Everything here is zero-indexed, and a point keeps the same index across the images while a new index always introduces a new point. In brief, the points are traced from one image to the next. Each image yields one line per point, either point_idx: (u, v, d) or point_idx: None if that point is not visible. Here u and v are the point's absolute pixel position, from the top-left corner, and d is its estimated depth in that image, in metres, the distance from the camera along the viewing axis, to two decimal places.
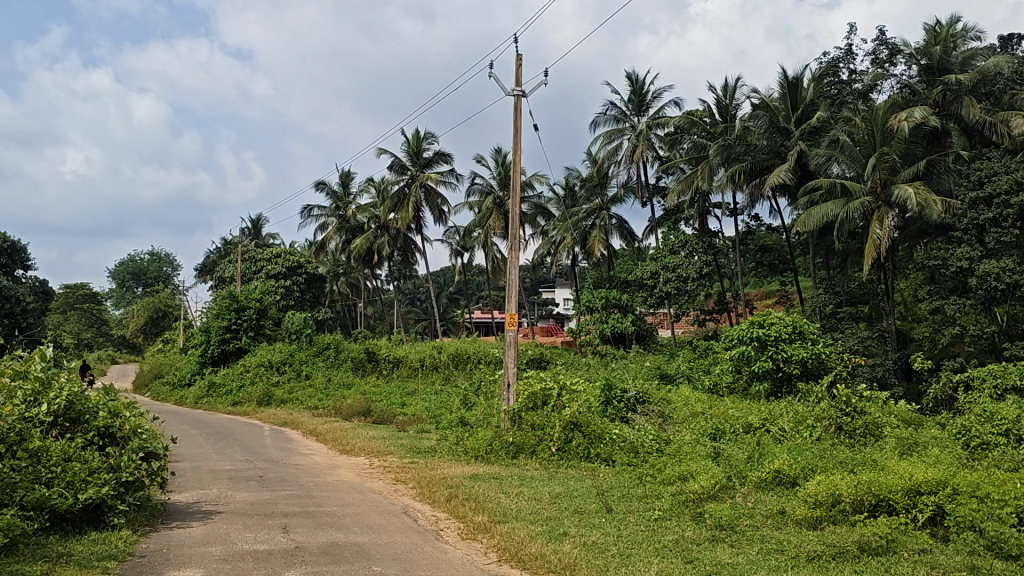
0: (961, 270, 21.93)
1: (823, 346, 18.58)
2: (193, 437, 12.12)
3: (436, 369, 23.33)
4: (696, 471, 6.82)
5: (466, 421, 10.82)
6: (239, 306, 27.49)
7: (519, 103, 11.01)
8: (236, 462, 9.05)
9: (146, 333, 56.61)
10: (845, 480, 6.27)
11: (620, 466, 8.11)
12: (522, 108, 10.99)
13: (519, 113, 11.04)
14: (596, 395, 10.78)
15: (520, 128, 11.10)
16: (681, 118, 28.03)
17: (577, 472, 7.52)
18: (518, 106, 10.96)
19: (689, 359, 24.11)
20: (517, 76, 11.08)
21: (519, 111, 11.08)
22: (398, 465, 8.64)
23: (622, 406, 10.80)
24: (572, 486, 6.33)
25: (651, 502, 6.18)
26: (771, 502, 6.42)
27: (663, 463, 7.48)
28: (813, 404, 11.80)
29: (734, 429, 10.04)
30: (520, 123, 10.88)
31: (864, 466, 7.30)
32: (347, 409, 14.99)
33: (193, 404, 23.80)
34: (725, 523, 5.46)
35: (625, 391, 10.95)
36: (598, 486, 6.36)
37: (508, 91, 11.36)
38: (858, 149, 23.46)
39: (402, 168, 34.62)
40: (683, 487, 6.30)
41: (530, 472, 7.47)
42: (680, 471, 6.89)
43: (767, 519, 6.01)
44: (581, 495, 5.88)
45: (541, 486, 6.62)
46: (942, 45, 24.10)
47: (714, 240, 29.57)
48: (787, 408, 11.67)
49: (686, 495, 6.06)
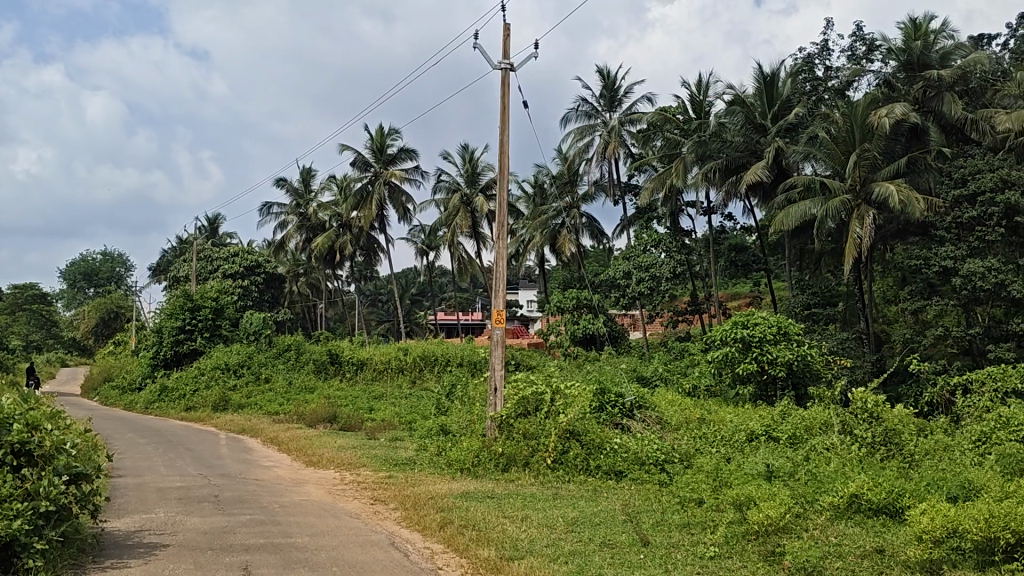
0: (942, 270, 21.37)
1: (808, 346, 17.79)
2: (141, 447, 10.97)
3: (403, 372, 22.40)
4: (752, 491, 6.01)
5: (447, 428, 9.85)
6: (194, 306, 26.25)
7: (507, 77, 9.92)
8: (188, 477, 7.95)
9: (97, 335, 54.72)
10: (965, 509, 5.21)
11: (648, 484, 7.29)
12: (509, 83, 9.90)
13: (507, 88, 9.94)
14: (589, 398, 9.83)
15: (508, 105, 10.07)
16: (654, 114, 27.30)
17: (603, 491, 6.67)
18: (506, 81, 9.91)
19: (664, 361, 23.34)
20: (503, 50, 10.06)
21: (506, 87, 10.00)
22: (374, 480, 7.66)
23: (617, 411, 9.88)
24: (591, 509, 5.41)
25: (703, 539, 5.46)
26: (867, 539, 5.55)
27: (703, 482, 6.65)
28: (816, 410, 11.01)
29: (747, 441, 9.22)
30: (508, 100, 9.79)
31: (947, 484, 6.51)
32: (311, 415, 13.86)
33: (143, 409, 22.47)
34: (809, 566, 4.82)
35: (622, 396, 10.05)
36: (629, 510, 5.53)
37: (493, 65, 10.29)
38: (838, 147, 22.76)
39: (365, 164, 33.49)
40: (745, 514, 5.66)
41: (544, 490, 6.59)
42: (731, 493, 6.08)
43: (865, 563, 5.21)
44: (614, 524, 4.94)
45: (549, 508, 5.62)
46: (922, 40, 23.59)
47: (687, 240, 28.90)
48: (793, 415, 10.90)
49: (750, 527, 5.41)
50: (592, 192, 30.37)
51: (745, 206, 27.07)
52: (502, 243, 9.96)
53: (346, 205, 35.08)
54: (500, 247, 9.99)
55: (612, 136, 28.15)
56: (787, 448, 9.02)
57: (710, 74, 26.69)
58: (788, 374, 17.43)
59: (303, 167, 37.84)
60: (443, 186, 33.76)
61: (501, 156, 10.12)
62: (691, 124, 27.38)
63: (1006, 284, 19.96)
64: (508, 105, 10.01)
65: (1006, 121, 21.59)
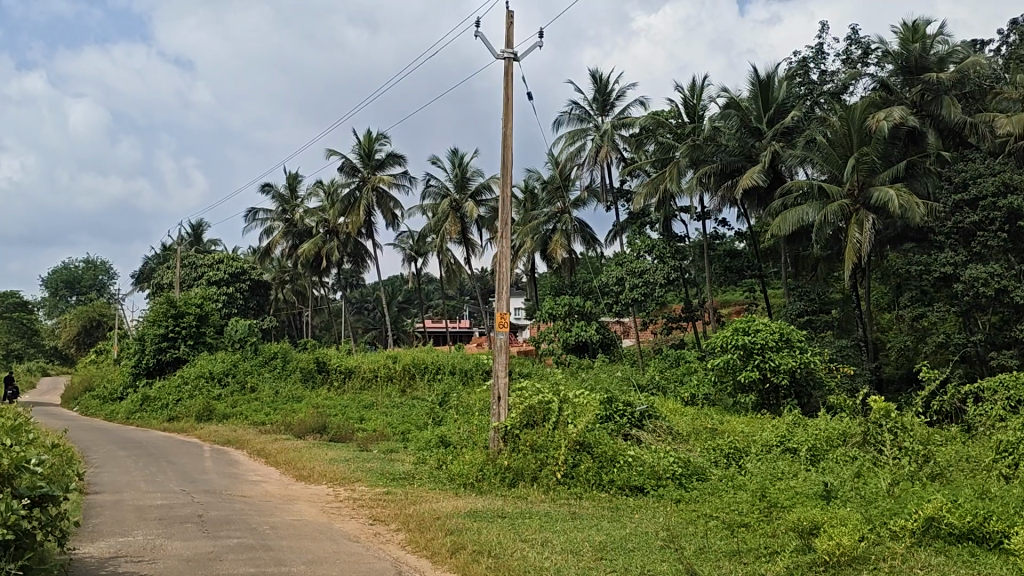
0: (944, 276, 20.99)
1: (811, 353, 17.32)
2: (121, 459, 10.39)
3: (392, 380, 21.90)
4: (809, 514, 5.62)
5: (446, 440, 9.29)
6: (177, 313, 25.57)
7: (510, 68, 9.44)
8: (169, 495, 7.36)
9: (78, 343, 53.81)
10: None
11: (677, 503, 6.84)
12: (512, 75, 9.39)
13: (510, 80, 9.45)
14: (599, 407, 9.31)
15: (512, 98, 9.57)
16: (647, 118, 26.86)
17: (637, 513, 6.23)
18: (508, 72, 9.45)
19: (660, 369, 22.85)
20: (506, 39, 9.56)
21: (509, 78, 9.52)
22: (371, 497, 7.11)
23: (627, 421, 9.38)
24: (628, 535, 4.96)
25: (763, 568, 5.08)
26: (953, 567, 5.11)
27: (750, 503, 6.23)
28: (831, 419, 10.52)
29: (762, 455, 8.77)
30: (511, 91, 9.30)
31: (1010, 501, 6.16)
32: (300, 426, 13.28)
33: (124, 419, 21.77)
34: None
35: (633, 406, 9.55)
36: (673, 540, 5.10)
37: (496, 57, 9.83)
38: (835, 150, 22.36)
39: (353, 170, 32.89)
40: (811, 543, 5.20)
41: (571, 509, 6.14)
42: (786, 518, 5.69)
43: None
44: (660, 553, 4.54)
45: (579, 530, 5.15)
46: (921, 43, 23.20)
47: (681, 246, 28.47)
48: (805, 424, 10.44)
49: (818, 559, 4.96)
50: (584, 197, 29.88)
51: (739, 210, 26.63)
52: (506, 240, 9.18)
53: (333, 211, 34.51)
54: (503, 242, 9.24)
55: (604, 140, 27.63)
56: (806, 463, 8.57)
57: (703, 77, 26.24)
58: (791, 382, 17.00)
59: (290, 173, 37.23)
60: (432, 192, 33.20)
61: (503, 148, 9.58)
62: (685, 128, 26.94)
63: (1009, 289, 19.56)
64: (512, 96, 9.54)
65: (1007, 124, 21.21)
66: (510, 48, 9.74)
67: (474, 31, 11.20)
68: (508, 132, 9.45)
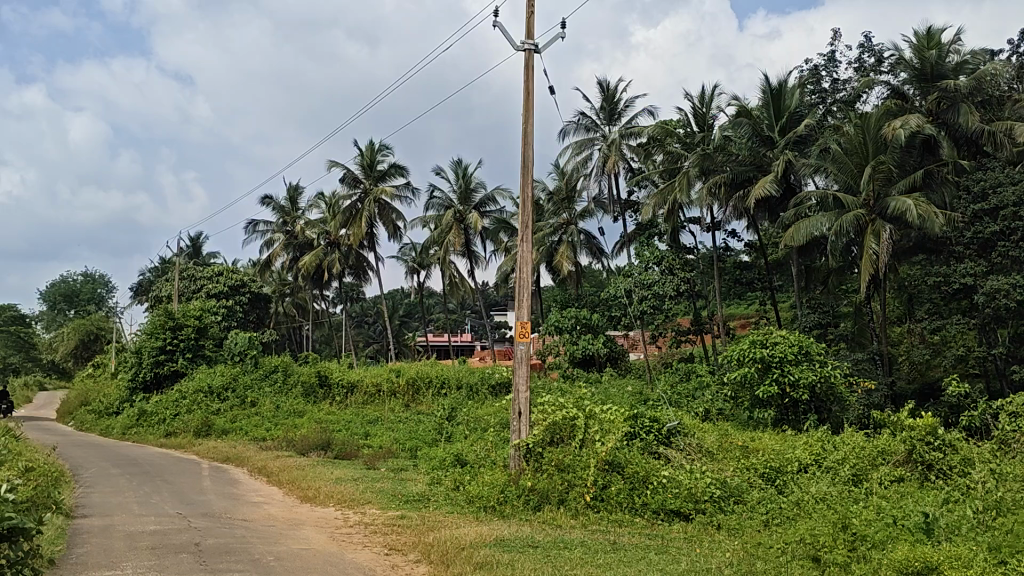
0: (964, 287, 20.44)
1: (830, 367, 16.73)
2: (113, 478, 9.79)
3: (395, 396, 21.40)
4: (905, 553, 5.18)
5: (462, 459, 8.69)
6: (176, 324, 24.97)
7: (530, 60, 9.00)
8: (162, 519, 6.77)
9: (76, 357, 53.16)
10: None
11: (724, 532, 6.35)
12: (533, 66, 8.93)
13: (530, 71, 9.01)
14: (627, 422, 8.73)
15: (532, 90, 9.10)
16: (655, 127, 26.36)
17: (694, 549, 5.72)
18: (528, 64, 8.99)
19: (671, 383, 22.23)
20: (527, 28, 9.10)
21: (530, 70, 9.12)
22: (384, 521, 6.53)
23: (657, 438, 8.84)
24: None
25: None
26: None
27: (826, 534, 5.76)
28: (867, 436, 9.95)
29: (800, 479, 8.24)
30: (533, 84, 8.79)
31: None
32: (303, 441, 12.71)
33: (120, 434, 21.06)
34: None
35: (662, 422, 8.98)
36: None
37: (517, 49, 9.40)
38: (850, 160, 21.86)
39: (354, 181, 32.39)
40: None
41: (616, 538, 5.65)
42: (884, 557, 5.23)
43: None
44: None
45: (635, 567, 4.64)
46: (937, 50, 22.59)
47: (689, 257, 27.93)
48: (840, 441, 9.88)
49: None
50: (591, 208, 29.35)
51: (749, 222, 26.15)
52: (527, 242, 8.46)
53: (334, 223, 34.01)
54: (524, 247, 8.48)
55: (611, 150, 27.10)
56: (847, 486, 8.04)
57: (713, 86, 25.72)
58: (811, 398, 16.42)
59: (291, 185, 36.76)
60: (435, 203, 32.64)
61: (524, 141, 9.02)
62: (694, 137, 26.42)
63: None
64: (532, 89, 9.08)
65: None
66: (530, 40, 9.27)
67: (492, 22, 10.72)
68: (529, 126, 8.96)
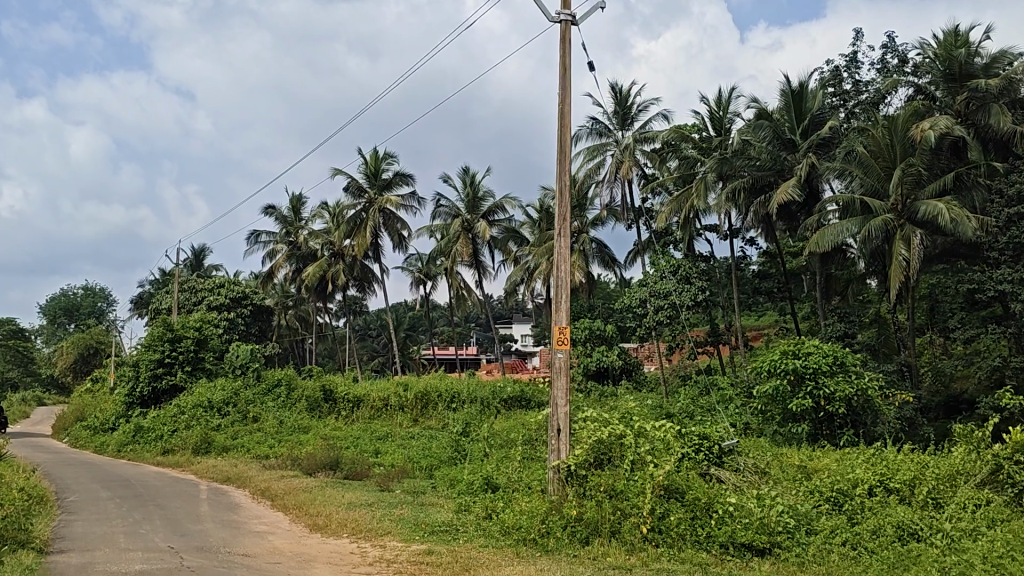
0: (999, 294, 19.51)
1: (867, 379, 15.79)
2: (101, 503, 8.82)
3: (403, 410, 20.50)
4: None
5: (491, 483, 7.81)
6: (174, 336, 24.07)
7: (567, 30, 8.38)
8: (150, 555, 5.85)
9: (75, 372, 52.20)
10: None
11: None
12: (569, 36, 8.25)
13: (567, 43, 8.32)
14: (682, 437, 7.85)
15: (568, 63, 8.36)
16: (670, 132, 25.50)
17: None
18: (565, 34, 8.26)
19: (692, 395, 21.28)
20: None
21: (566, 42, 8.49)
22: (409, 557, 5.64)
23: (718, 458, 7.98)
24: None
25: None
26: None
27: None
28: (942, 454, 8.97)
29: (875, 506, 7.35)
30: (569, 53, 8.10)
31: None
32: (309, 461, 11.76)
33: (115, 450, 20.01)
34: None
35: (722, 440, 8.08)
36: None
37: (549, 20, 8.74)
38: (877, 163, 20.99)
39: (359, 190, 31.54)
40: None
41: None
42: None
43: None
44: None
45: None
46: (965, 49, 21.66)
47: (706, 266, 27.00)
48: (912, 460, 8.93)
49: None
50: (603, 216, 28.46)
51: (769, 230, 25.24)
52: (565, 237, 7.57)
53: (338, 233, 33.12)
54: (562, 241, 7.57)
55: (625, 155, 26.20)
56: (931, 513, 7.14)
57: (730, 89, 24.86)
58: (847, 411, 15.49)
59: (294, 194, 35.93)
60: (442, 212, 31.72)
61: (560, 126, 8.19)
62: (711, 142, 25.51)
63: None
64: (570, 63, 8.49)
65: None
66: (566, 8, 8.59)
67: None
68: (566, 111, 8.18)
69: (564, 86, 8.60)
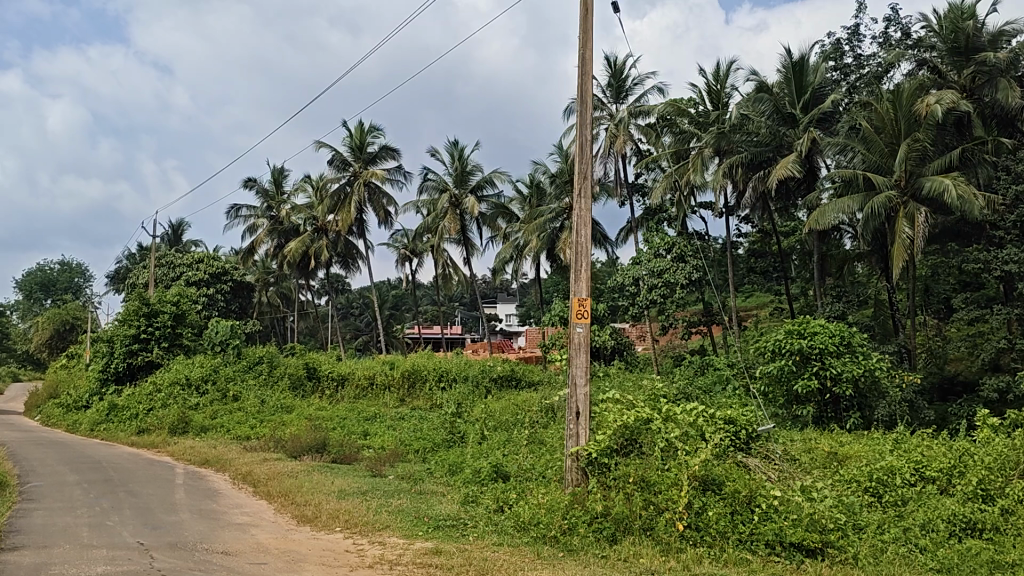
0: (1005, 275, 18.81)
1: (874, 359, 15.17)
2: (65, 490, 8.05)
3: (389, 390, 19.81)
4: None
5: (501, 471, 7.16)
6: (151, 311, 23.18)
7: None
8: (117, 555, 5.08)
9: (51, 348, 51.06)
10: None
11: None
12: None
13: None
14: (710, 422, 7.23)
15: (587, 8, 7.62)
16: (666, 105, 24.66)
17: None
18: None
19: (687, 375, 20.63)
20: None
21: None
22: (414, 559, 4.90)
23: (756, 449, 7.35)
24: None
25: None
26: None
27: None
28: (982, 444, 8.33)
29: (920, 497, 6.74)
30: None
31: None
32: (294, 443, 10.99)
33: (87, 429, 19.12)
34: None
35: (754, 424, 7.45)
36: None
37: None
38: (881, 138, 20.32)
39: (343, 163, 30.60)
40: None
41: None
42: None
43: None
44: None
45: None
46: (972, 21, 20.96)
47: (700, 244, 26.30)
48: (950, 449, 8.28)
49: None
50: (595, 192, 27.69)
51: (766, 208, 24.56)
52: (585, 199, 6.95)
53: (322, 208, 32.21)
54: (582, 205, 6.96)
55: (619, 130, 25.40)
56: (985, 507, 6.50)
57: (728, 61, 24.09)
58: (853, 394, 14.87)
59: (276, 167, 34.95)
60: (429, 187, 30.85)
61: (580, 76, 7.48)
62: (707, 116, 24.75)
63: None
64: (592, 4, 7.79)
65: None
66: None
67: None
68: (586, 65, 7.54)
69: (584, 32, 7.85)
